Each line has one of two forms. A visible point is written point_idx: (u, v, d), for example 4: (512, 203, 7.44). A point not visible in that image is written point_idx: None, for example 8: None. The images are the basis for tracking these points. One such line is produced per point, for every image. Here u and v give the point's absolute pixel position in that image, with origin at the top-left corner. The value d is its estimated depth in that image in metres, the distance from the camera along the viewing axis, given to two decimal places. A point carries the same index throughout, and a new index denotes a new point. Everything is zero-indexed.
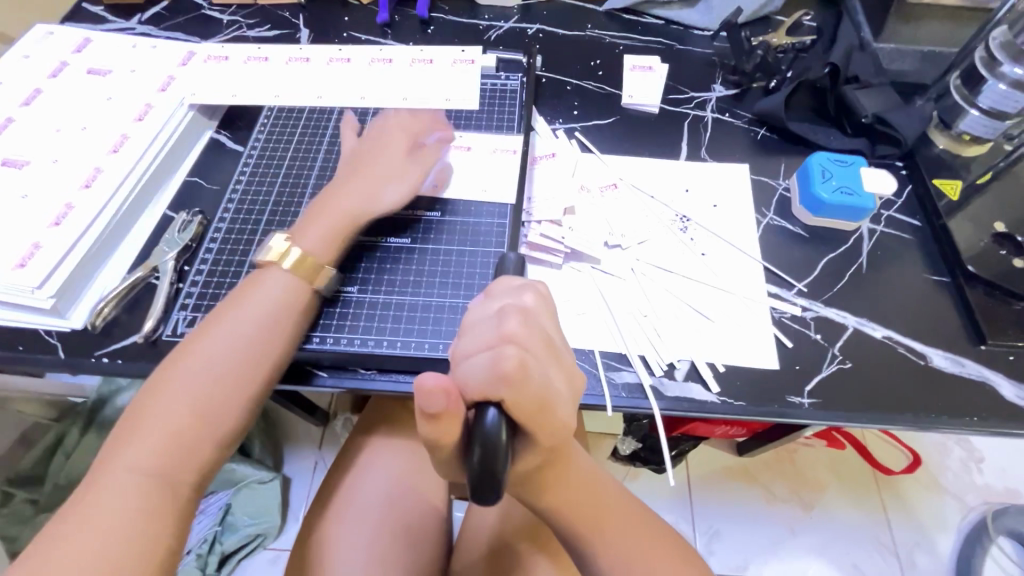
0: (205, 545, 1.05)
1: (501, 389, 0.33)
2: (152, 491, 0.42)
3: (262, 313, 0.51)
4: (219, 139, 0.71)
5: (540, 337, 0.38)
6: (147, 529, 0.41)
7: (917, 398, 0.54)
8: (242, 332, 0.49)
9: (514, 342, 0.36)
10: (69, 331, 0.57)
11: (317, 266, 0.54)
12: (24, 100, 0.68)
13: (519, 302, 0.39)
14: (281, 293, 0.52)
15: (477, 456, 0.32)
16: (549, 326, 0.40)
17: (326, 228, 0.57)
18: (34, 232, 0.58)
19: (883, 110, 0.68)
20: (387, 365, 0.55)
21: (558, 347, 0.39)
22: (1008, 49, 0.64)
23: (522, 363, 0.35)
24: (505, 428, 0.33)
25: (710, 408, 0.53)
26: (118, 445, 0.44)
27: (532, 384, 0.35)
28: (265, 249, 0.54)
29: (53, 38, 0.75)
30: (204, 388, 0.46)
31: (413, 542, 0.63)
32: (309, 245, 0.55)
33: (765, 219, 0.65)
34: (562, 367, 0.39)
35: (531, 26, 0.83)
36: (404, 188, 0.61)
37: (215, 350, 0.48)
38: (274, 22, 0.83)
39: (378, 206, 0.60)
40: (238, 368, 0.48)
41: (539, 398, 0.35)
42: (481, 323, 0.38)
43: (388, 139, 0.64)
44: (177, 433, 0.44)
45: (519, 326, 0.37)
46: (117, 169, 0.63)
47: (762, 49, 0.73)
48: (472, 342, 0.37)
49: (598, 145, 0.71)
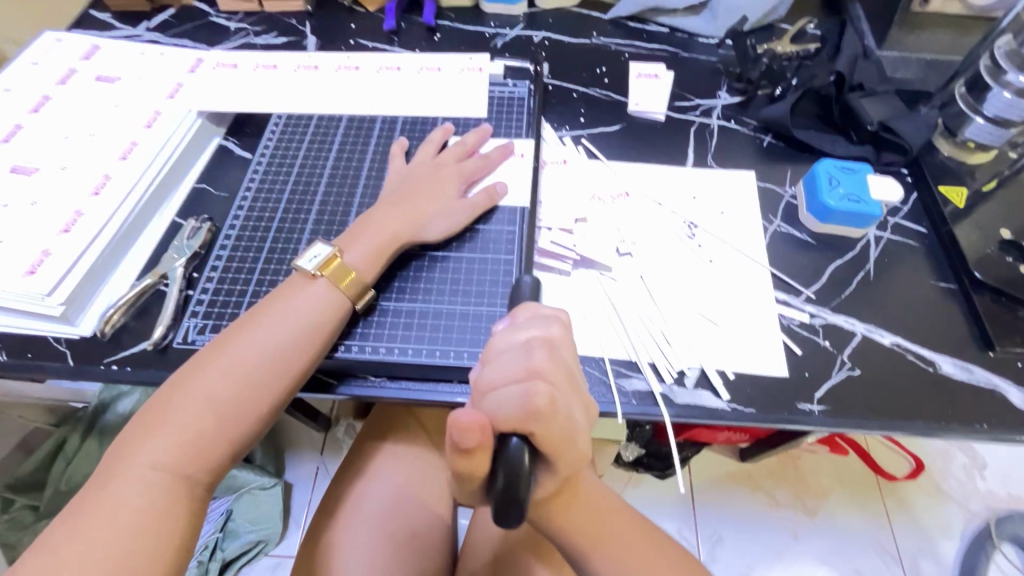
0: (206, 552, 1.04)
1: (532, 424, 0.33)
2: (159, 495, 0.42)
3: (298, 320, 0.51)
4: (227, 145, 0.72)
5: (564, 372, 0.38)
6: (157, 536, 0.41)
7: (925, 405, 0.54)
8: (276, 338, 0.49)
9: (542, 376, 0.36)
10: (78, 338, 0.57)
11: (357, 282, 0.54)
12: (33, 107, 0.69)
13: (544, 334, 0.39)
14: (320, 303, 0.52)
15: (501, 482, 0.32)
16: (571, 359, 0.40)
17: (374, 245, 0.57)
18: (44, 239, 0.58)
19: (890, 118, 0.68)
20: (396, 372, 0.55)
21: (577, 381, 0.39)
22: (1013, 58, 0.65)
23: (553, 400, 0.35)
24: (528, 453, 0.33)
25: (719, 415, 0.53)
26: (137, 440, 0.44)
27: (558, 420, 0.35)
28: (311, 258, 0.54)
29: (62, 45, 0.76)
30: (226, 393, 0.46)
31: (418, 549, 0.63)
32: (353, 259, 0.55)
33: (772, 226, 0.65)
34: (580, 400, 0.39)
35: (537, 34, 0.83)
36: (452, 224, 0.61)
37: (247, 354, 0.48)
38: (281, 29, 0.84)
39: (423, 235, 0.59)
40: (269, 376, 0.48)
41: (565, 429, 0.35)
42: (508, 352, 0.38)
43: (446, 174, 0.63)
44: (199, 435, 0.44)
45: (546, 359, 0.37)
46: (127, 176, 0.63)
47: (767, 57, 0.75)
48: (497, 374, 0.37)
49: (604, 152, 0.71)
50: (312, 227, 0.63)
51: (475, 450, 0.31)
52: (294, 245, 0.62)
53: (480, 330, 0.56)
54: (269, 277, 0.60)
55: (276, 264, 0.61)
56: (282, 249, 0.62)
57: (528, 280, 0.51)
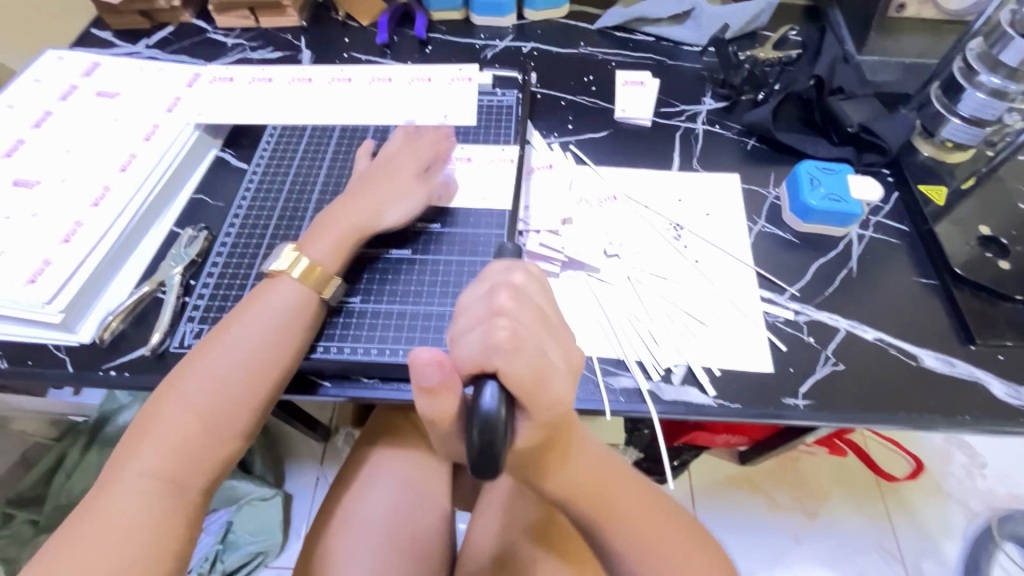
0: (206, 563, 1.04)
1: (494, 359, 0.34)
2: (153, 499, 0.43)
3: (272, 322, 0.52)
4: (224, 156, 0.73)
5: (531, 309, 0.39)
6: (154, 535, 0.42)
7: (911, 398, 0.55)
8: (251, 340, 0.51)
9: (505, 314, 0.37)
10: (77, 345, 0.58)
11: (324, 275, 0.56)
12: (35, 122, 0.71)
13: (508, 280, 0.41)
14: (292, 304, 0.54)
15: (476, 437, 0.32)
16: (540, 301, 0.41)
17: (334, 238, 0.58)
18: (45, 249, 0.60)
19: (870, 119, 0.70)
20: (388, 373, 0.56)
21: (550, 318, 0.40)
22: (985, 59, 0.67)
23: (515, 333, 0.36)
24: (505, 408, 0.33)
25: (706, 411, 0.54)
26: (127, 452, 0.45)
27: (523, 356, 0.35)
28: (281, 259, 0.56)
29: (63, 62, 0.78)
30: (209, 398, 0.47)
31: (418, 551, 0.64)
32: (317, 256, 0.56)
33: (756, 226, 0.67)
34: (555, 340, 0.39)
35: (526, 45, 0.86)
36: (411, 208, 0.62)
37: (224, 359, 0.49)
38: (277, 44, 0.86)
39: (382, 221, 0.60)
40: (247, 377, 0.49)
41: (533, 368, 0.35)
42: (475, 301, 0.39)
43: (398, 163, 0.64)
44: (185, 440, 0.45)
45: (510, 300, 0.38)
46: (125, 187, 0.65)
47: (749, 63, 0.77)
48: (466, 321, 0.38)
49: (592, 157, 0.73)
50: (306, 233, 0.65)
51: (438, 390, 0.34)
52: None
53: None
54: (264, 282, 0.61)
55: (270, 270, 0.62)
56: None
57: (510, 245, 0.51)
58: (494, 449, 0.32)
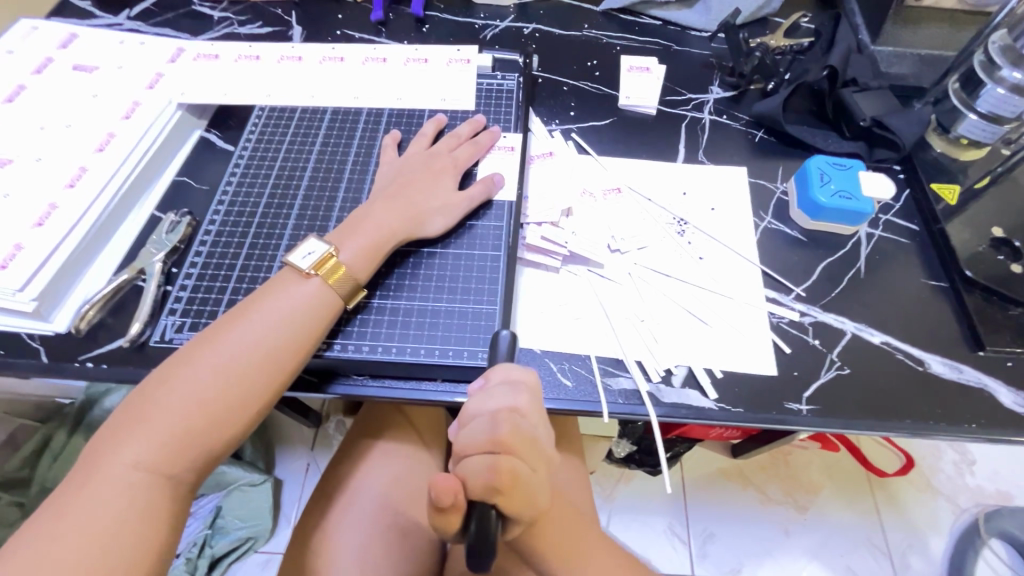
0: (194, 549, 1.03)
1: (495, 496, 0.37)
2: (141, 496, 0.41)
3: (288, 320, 0.49)
4: (209, 138, 0.70)
5: (530, 442, 0.40)
6: (137, 539, 0.39)
7: (915, 404, 0.53)
8: (263, 337, 0.48)
9: (508, 449, 0.38)
10: (52, 335, 0.55)
11: (349, 279, 0.53)
12: (7, 97, 0.67)
13: (512, 398, 0.41)
14: (309, 303, 0.51)
15: (472, 529, 0.36)
16: (541, 426, 0.42)
17: (369, 243, 0.55)
18: (17, 232, 0.56)
19: (882, 114, 0.67)
20: (379, 370, 0.54)
21: (544, 440, 0.41)
22: (1008, 53, 0.64)
23: (514, 473, 0.38)
24: (495, 518, 0.37)
25: (707, 415, 0.53)
26: (118, 436, 0.42)
27: (522, 490, 0.38)
28: (304, 255, 0.53)
29: (38, 33, 0.74)
30: (212, 391, 0.45)
31: (408, 546, 0.63)
32: (347, 258, 0.54)
33: (763, 223, 0.65)
34: (546, 460, 0.41)
35: (528, 26, 0.82)
36: (449, 219, 0.60)
37: (233, 352, 0.47)
38: (266, 19, 0.82)
39: (421, 231, 0.58)
40: (253, 375, 0.46)
41: (528, 499, 0.39)
42: (479, 420, 0.40)
43: (441, 167, 0.62)
44: (183, 433, 0.43)
45: (512, 431, 0.39)
46: (103, 168, 0.61)
47: (759, 52, 0.73)
48: (470, 440, 0.39)
49: (594, 146, 0.70)
50: (296, 221, 0.62)
51: (449, 509, 0.36)
52: (276, 241, 0.61)
53: (466, 327, 0.55)
54: (250, 274, 0.58)
55: (257, 261, 0.59)
56: (264, 244, 0.60)
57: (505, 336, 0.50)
58: (486, 542, 0.36)
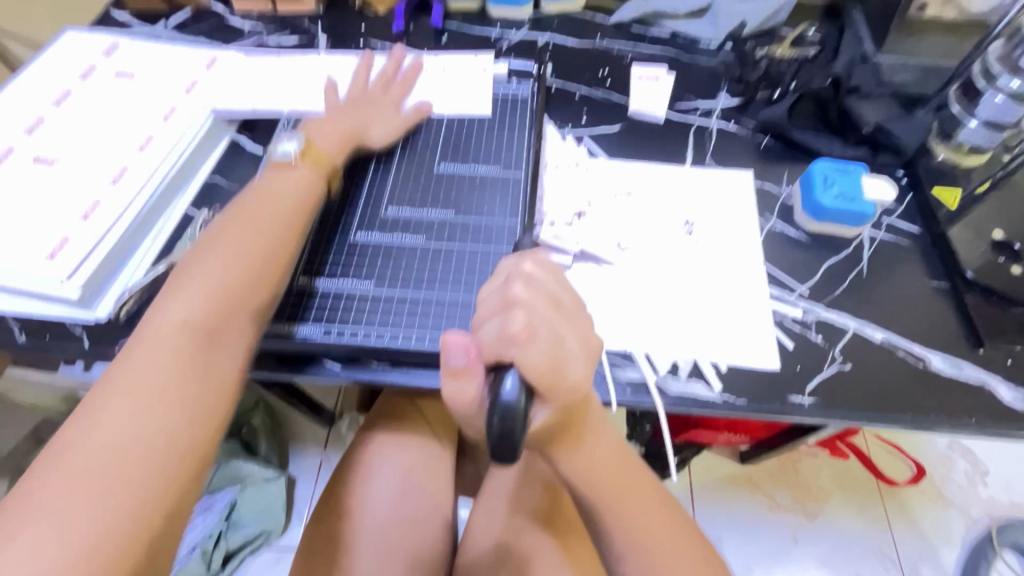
0: (211, 541, 1.05)
1: (509, 350, 0.37)
2: (156, 415, 0.42)
3: (254, 253, 0.54)
4: (239, 140, 0.74)
5: (546, 299, 0.41)
6: (153, 465, 0.39)
7: (915, 399, 0.55)
8: (231, 270, 0.52)
9: (518, 305, 0.40)
10: (94, 322, 0.59)
11: (329, 164, 0.64)
12: (55, 101, 0.71)
13: (520, 268, 0.43)
14: (270, 241, 0.55)
15: (494, 418, 0.35)
16: (554, 288, 0.43)
17: (338, 135, 0.67)
18: (64, 226, 0.60)
19: (885, 119, 0.70)
20: (399, 358, 0.57)
21: (568, 306, 0.42)
22: (1006, 62, 0.66)
23: (529, 325, 0.38)
24: (521, 396, 0.36)
25: (711, 405, 0.55)
26: (112, 370, 0.44)
27: (538, 346, 0.38)
28: (274, 210, 0.59)
29: (83, 42, 0.79)
30: (191, 313, 0.48)
31: (419, 534, 0.66)
32: (325, 148, 0.65)
33: (767, 224, 0.67)
34: (574, 325, 0.42)
35: (542, 37, 0.85)
36: (394, 127, 0.70)
37: (204, 285, 0.50)
38: (294, 30, 0.86)
39: (375, 215, 0.64)
40: (233, 302, 0.50)
41: (549, 358, 0.38)
42: (493, 291, 0.43)
43: (380, 103, 0.71)
44: (177, 357, 0.45)
45: (524, 290, 0.41)
46: (143, 167, 0.65)
47: (765, 62, 0.77)
48: (485, 310, 0.42)
49: (605, 151, 0.73)
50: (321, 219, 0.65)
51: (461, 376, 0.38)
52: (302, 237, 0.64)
53: None
54: None
55: None
56: None
57: (525, 241, 0.56)
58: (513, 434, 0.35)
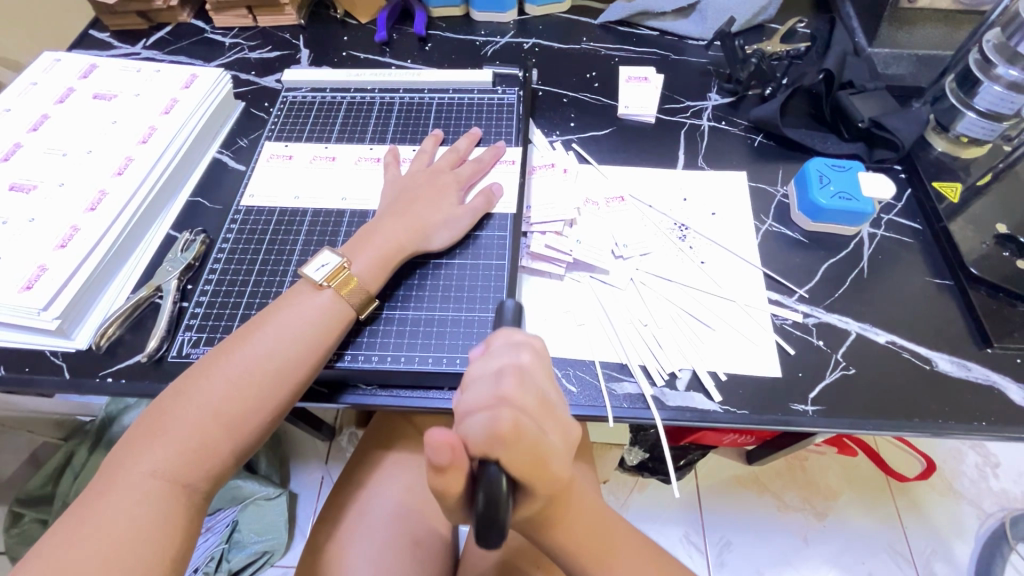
0: (212, 563, 1.02)
1: (498, 447, 0.35)
2: (158, 502, 0.42)
3: (298, 331, 0.50)
4: (221, 159, 0.73)
5: (534, 397, 0.40)
6: (150, 546, 0.40)
7: (924, 403, 0.53)
8: (276, 346, 0.49)
9: (509, 402, 0.38)
10: (74, 352, 0.57)
11: (360, 290, 0.54)
12: (31, 126, 0.70)
13: (513, 360, 0.42)
14: (323, 313, 0.52)
15: (481, 503, 0.33)
16: (544, 385, 0.42)
17: (378, 254, 0.57)
18: (41, 254, 0.59)
19: (881, 114, 0.67)
20: (388, 380, 0.55)
21: (552, 402, 0.41)
22: (1003, 52, 0.64)
23: (517, 424, 0.37)
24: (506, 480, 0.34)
25: (712, 417, 0.53)
26: (137, 447, 0.44)
27: (525, 443, 0.36)
28: (318, 267, 0.54)
29: (60, 64, 0.77)
30: (227, 402, 0.46)
31: (420, 558, 0.63)
32: (358, 269, 0.55)
33: (763, 226, 0.65)
34: (554, 422, 0.41)
35: (527, 41, 0.84)
36: (455, 233, 0.61)
37: (247, 361, 0.48)
38: (275, 43, 0.85)
39: (427, 245, 0.60)
40: (268, 388, 0.48)
41: (533, 455, 0.37)
42: (481, 380, 0.40)
43: (444, 182, 0.63)
44: (198, 442, 0.44)
45: (514, 387, 0.39)
46: (121, 192, 0.64)
47: (756, 58, 0.73)
48: (472, 399, 0.39)
49: (595, 156, 0.71)
50: (305, 238, 0.64)
51: (446, 469, 0.33)
52: (287, 257, 0.63)
53: (473, 336, 0.56)
54: (263, 289, 0.60)
55: (269, 276, 0.61)
56: (276, 260, 0.62)
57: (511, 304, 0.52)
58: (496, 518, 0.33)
